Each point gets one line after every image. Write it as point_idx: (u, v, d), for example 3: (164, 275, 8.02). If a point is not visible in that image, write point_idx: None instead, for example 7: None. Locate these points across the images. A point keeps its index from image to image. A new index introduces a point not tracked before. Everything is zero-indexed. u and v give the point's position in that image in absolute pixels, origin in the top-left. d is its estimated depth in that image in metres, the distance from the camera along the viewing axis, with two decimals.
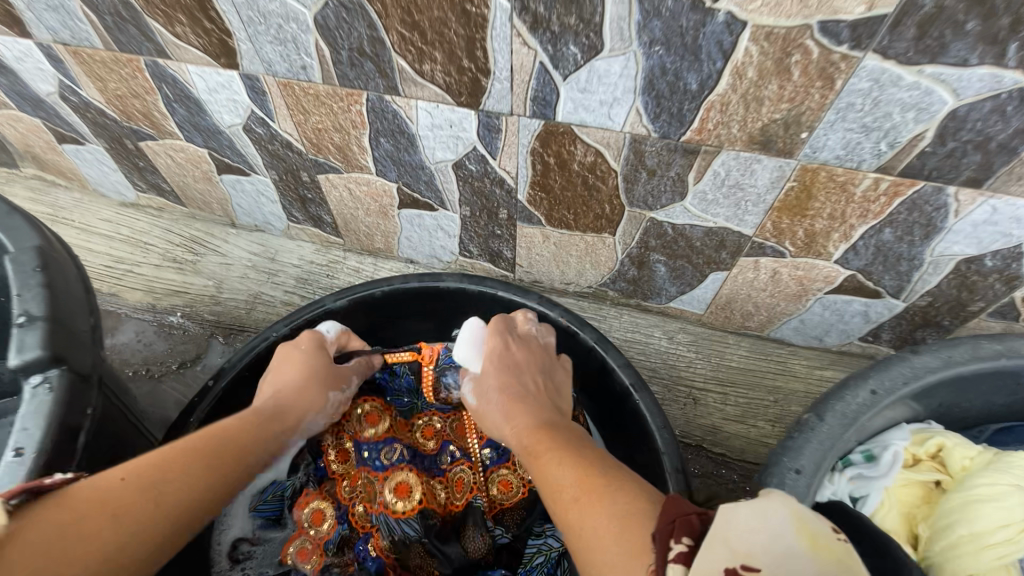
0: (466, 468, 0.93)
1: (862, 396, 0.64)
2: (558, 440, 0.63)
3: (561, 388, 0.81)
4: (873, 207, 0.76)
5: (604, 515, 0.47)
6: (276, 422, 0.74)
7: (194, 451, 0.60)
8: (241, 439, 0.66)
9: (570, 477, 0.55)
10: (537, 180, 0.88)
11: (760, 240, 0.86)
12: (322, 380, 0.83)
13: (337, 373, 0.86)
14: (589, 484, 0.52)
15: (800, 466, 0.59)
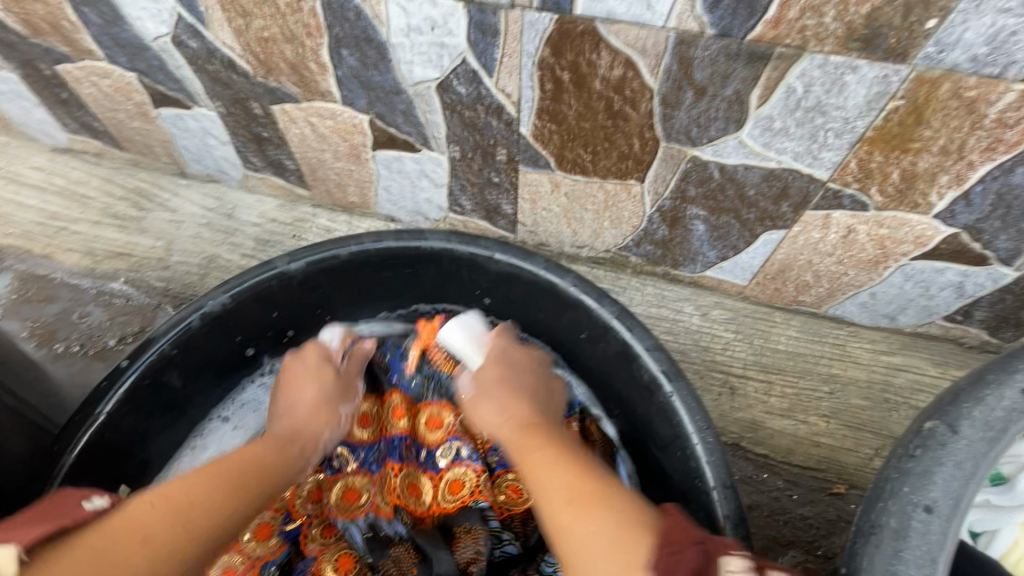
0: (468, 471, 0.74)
1: (1011, 396, 0.44)
2: (550, 439, 0.56)
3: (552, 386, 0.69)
4: (1007, 136, 0.55)
5: (595, 508, 0.46)
6: (297, 446, 0.64)
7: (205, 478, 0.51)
8: (275, 459, 0.59)
9: (567, 467, 0.51)
10: (546, 107, 0.67)
11: (838, 187, 0.66)
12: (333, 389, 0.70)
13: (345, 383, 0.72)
14: (581, 469, 0.50)
15: (931, 502, 0.41)
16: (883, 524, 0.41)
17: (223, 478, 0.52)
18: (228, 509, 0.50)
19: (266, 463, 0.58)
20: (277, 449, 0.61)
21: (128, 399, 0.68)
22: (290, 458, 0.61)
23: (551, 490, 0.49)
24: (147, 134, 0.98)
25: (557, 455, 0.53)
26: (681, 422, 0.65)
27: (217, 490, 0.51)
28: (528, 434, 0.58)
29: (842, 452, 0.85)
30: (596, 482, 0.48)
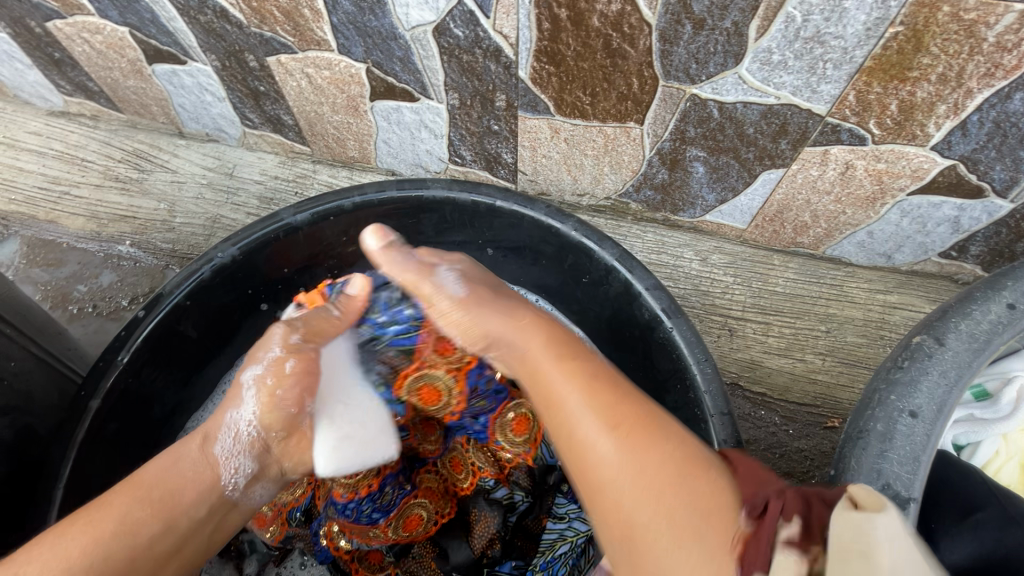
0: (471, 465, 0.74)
1: (995, 311, 0.47)
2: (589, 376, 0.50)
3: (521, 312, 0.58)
4: (1005, 61, 0.55)
5: (646, 451, 0.44)
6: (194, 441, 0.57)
7: (73, 527, 0.48)
8: (160, 470, 0.53)
9: (604, 398, 0.48)
10: (544, 47, 0.67)
11: (836, 121, 0.66)
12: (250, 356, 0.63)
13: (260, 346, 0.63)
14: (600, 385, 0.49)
15: (915, 408, 0.44)
16: (870, 429, 0.44)
17: (68, 523, 0.48)
18: (85, 539, 0.47)
19: (147, 479, 0.52)
20: (169, 458, 0.55)
21: (147, 346, 0.70)
22: (184, 458, 0.55)
23: (593, 435, 0.46)
24: (143, 92, 0.97)
25: (589, 368, 0.51)
26: (680, 356, 0.67)
27: (63, 532, 0.48)
28: (531, 337, 0.55)
29: (837, 389, 0.87)
30: (650, 427, 0.46)
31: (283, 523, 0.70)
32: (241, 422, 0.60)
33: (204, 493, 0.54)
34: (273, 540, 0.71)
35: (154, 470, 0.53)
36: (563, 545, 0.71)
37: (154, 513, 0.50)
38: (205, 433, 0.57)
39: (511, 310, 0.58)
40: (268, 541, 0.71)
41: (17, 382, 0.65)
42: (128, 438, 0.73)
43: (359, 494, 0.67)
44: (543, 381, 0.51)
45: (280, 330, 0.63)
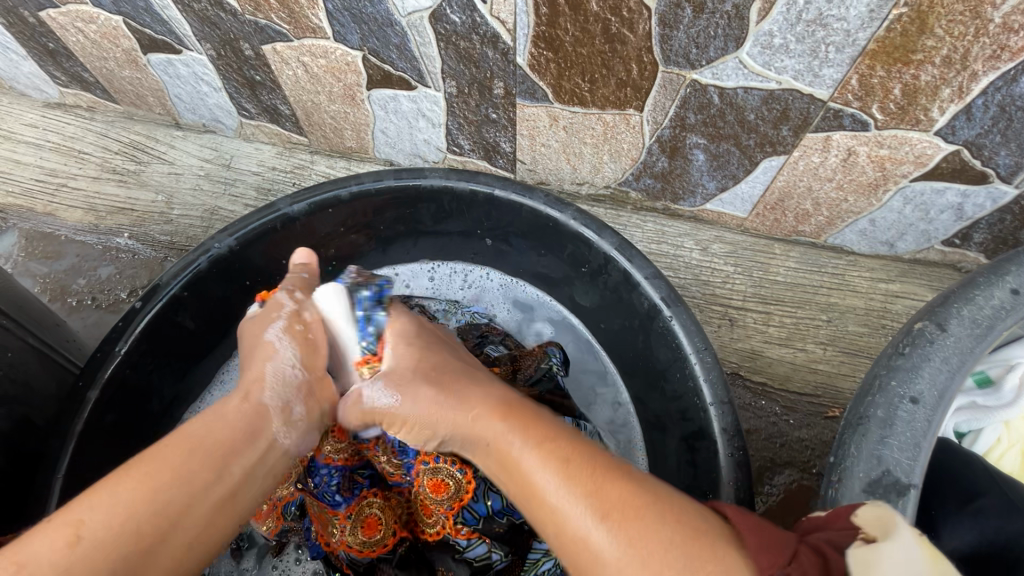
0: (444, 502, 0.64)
1: (998, 297, 0.46)
2: (562, 453, 0.43)
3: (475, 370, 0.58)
4: (1011, 42, 0.54)
5: (646, 533, 0.37)
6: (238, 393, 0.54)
7: (131, 469, 0.46)
8: (205, 424, 0.50)
9: (586, 478, 0.41)
10: (542, 32, 0.66)
11: (838, 106, 0.65)
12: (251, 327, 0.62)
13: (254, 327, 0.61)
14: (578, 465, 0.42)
15: (917, 394, 0.43)
16: (869, 416, 0.43)
17: (123, 471, 0.45)
18: (141, 485, 0.44)
19: (195, 428, 0.49)
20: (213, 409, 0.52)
21: (144, 337, 0.70)
22: (229, 408, 0.52)
23: (583, 521, 0.39)
24: (138, 83, 0.97)
25: (560, 446, 0.44)
26: (680, 345, 0.67)
27: (119, 479, 0.45)
28: (487, 422, 0.48)
29: (838, 378, 0.87)
30: (639, 499, 0.40)
31: (279, 518, 0.69)
32: (283, 374, 0.56)
33: (257, 432, 0.51)
34: (268, 532, 0.70)
35: (199, 423, 0.50)
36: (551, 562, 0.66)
37: (209, 459, 0.47)
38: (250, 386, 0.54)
39: (463, 400, 0.51)
40: (263, 534, 0.71)
41: (14, 372, 0.65)
42: (127, 429, 0.73)
43: (336, 462, 0.64)
44: (520, 477, 0.44)
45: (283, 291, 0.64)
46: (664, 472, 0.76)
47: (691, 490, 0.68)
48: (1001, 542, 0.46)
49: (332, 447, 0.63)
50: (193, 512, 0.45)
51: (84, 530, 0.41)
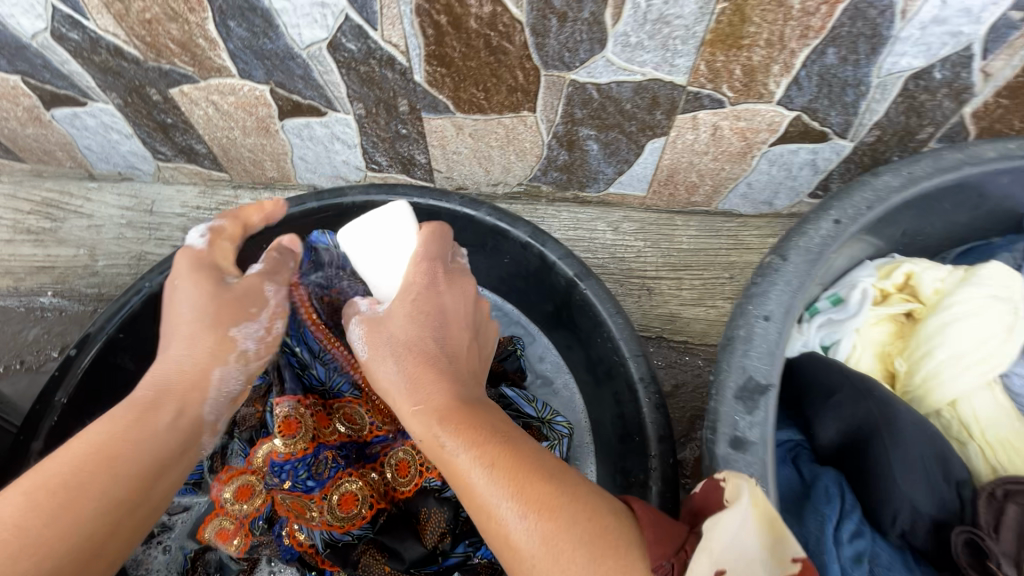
0: (407, 447, 0.72)
1: (825, 228, 0.57)
2: (493, 443, 0.45)
3: (455, 343, 0.59)
4: (813, 23, 0.65)
5: (559, 530, 0.40)
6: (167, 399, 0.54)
7: (50, 489, 0.44)
8: (135, 438, 0.50)
9: (512, 475, 0.43)
10: (432, 51, 0.73)
11: (696, 89, 0.75)
12: (220, 313, 0.60)
13: (237, 303, 0.61)
14: (500, 462, 0.44)
15: (768, 312, 0.53)
16: (735, 334, 0.52)
17: (43, 493, 0.44)
18: (66, 515, 0.43)
19: (128, 452, 0.49)
20: (144, 413, 0.52)
21: (83, 384, 0.71)
22: (162, 425, 0.52)
23: (508, 517, 0.41)
24: (44, 139, 0.97)
25: (489, 448, 0.45)
26: (596, 313, 0.75)
27: (40, 509, 0.43)
28: (428, 419, 0.49)
29: None
30: (561, 498, 0.42)
31: (247, 533, 0.70)
32: (226, 391, 0.59)
33: (184, 453, 0.53)
34: (238, 552, 0.70)
35: (131, 433, 0.50)
36: None
37: (140, 490, 0.48)
38: (182, 404, 0.54)
39: (417, 389, 0.53)
40: (235, 555, 0.71)
41: None
42: None
43: (296, 457, 0.66)
44: (449, 464, 0.46)
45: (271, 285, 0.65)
46: (604, 431, 0.83)
47: (625, 439, 0.75)
48: (857, 424, 0.55)
49: (285, 443, 0.65)
50: (130, 529, 0.47)
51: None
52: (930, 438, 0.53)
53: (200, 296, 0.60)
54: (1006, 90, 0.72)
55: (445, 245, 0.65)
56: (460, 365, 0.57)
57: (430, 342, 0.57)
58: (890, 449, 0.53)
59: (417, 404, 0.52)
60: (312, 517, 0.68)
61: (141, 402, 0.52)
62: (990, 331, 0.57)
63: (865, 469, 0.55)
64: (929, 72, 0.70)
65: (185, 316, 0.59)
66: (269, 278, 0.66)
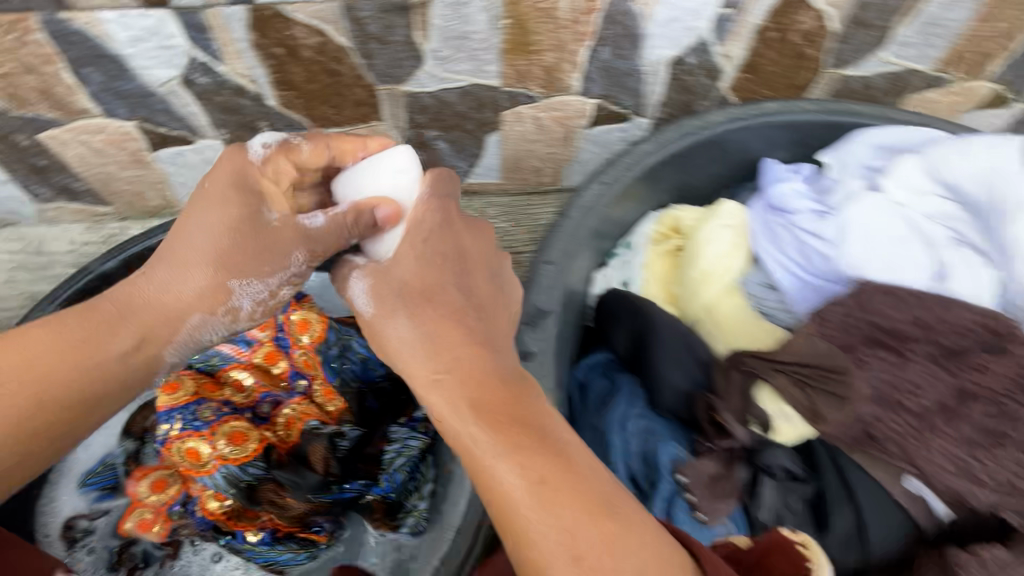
0: (295, 402, 0.79)
1: (597, 188, 0.73)
2: (546, 462, 0.47)
3: (480, 301, 0.59)
4: (582, 29, 0.82)
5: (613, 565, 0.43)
6: (128, 324, 0.60)
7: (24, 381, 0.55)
8: (90, 355, 0.58)
9: (570, 513, 0.45)
10: (278, 78, 0.84)
11: (510, 89, 0.91)
12: (223, 264, 0.60)
13: (257, 255, 0.61)
14: (553, 493, 0.46)
15: (551, 257, 0.69)
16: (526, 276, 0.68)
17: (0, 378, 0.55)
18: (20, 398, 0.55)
19: (74, 362, 0.57)
20: (103, 335, 0.59)
21: None
22: (110, 360, 0.59)
23: (556, 543, 0.44)
24: None
25: (536, 465, 0.47)
26: None
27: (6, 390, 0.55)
28: (460, 415, 0.51)
29: None
30: (620, 532, 0.45)
31: (166, 519, 0.78)
32: (199, 334, 0.63)
33: (130, 384, 0.61)
34: (162, 536, 0.78)
35: (94, 355, 0.58)
36: (401, 456, 0.78)
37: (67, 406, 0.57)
38: (143, 333, 0.60)
39: (450, 388, 0.53)
40: (158, 541, 0.79)
41: None
42: None
43: (182, 405, 0.74)
44: (489, 472, 0.48)
45: (301, 249, 0.62)
46: None
47: None
48: (634, 331, 0.71)
49: (170, 397, 0.74)
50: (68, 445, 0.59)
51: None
52: (673, 326, 0.69)
53: (219, 224, 0.60)
54: (745, 66, 0.92)
55: (452, 190, 0.64)
56: (477, 320, 0.57)
57: (449, 310, 0.57)
58: (655, 347, 0.69)
59: (450, 396, 0.52)
60: (206, 459, 0.71)
61: (103, 321, 0.59)
62: (730, 248, 0.74)
63: (641, 365, 0.71)
64: (682, 58, 0.89)
65: (201, 242, 0.60)
66: (305, 239, 0.62)
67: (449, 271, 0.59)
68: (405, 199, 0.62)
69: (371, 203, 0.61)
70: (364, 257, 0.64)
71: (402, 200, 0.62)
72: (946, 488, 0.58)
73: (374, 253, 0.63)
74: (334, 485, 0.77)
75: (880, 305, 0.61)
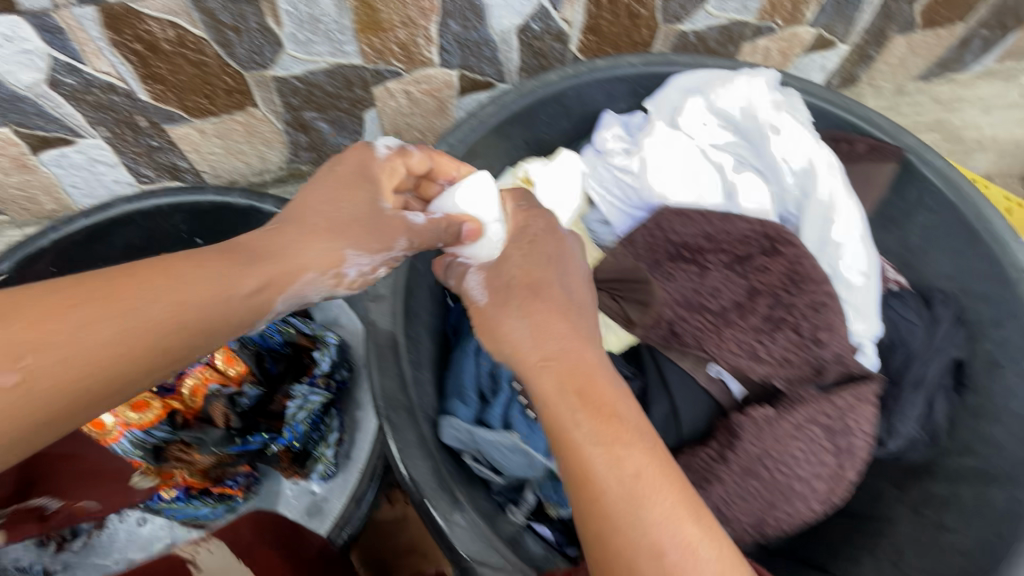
0: (196, 372, 0.83)
1: (443, 149, 0.81)
2: (645, 450, 0.46)
3: (580, 294, 0.59)
4: (427, 4, 0.87)
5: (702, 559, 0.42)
6: (241, 258, 0.53)
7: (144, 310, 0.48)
8: (201, 279, 0.50)
9: (658, 497, 0.44)
10: (144, 73, 0.88)
11: (373, 66, 0.97)
12: (361, 223, 0.60)
13: (377, 226, 0.61)
14: (648, 482, 0.45)
15: None
16: None
17: (77, 294, 0.46)
18: (107, 321, 0.46)
19: (238, 275, 0.52)
20: (203, 274, 0.51)
21: None
22: (234, 285, 0.52)
23: (659, 531, 0.43)
24: None
25: (638, 457, 0.45)
26: None
27: (86, 309, 0.46)
28: (566, 398, 0.49)
29: None
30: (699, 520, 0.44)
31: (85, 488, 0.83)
32: (305, 292, 0.58)
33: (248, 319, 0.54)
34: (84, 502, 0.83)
35: (199, 288, 0.50)
36: (302, 411, 0.85)
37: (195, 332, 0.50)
38: (269, 277, 0.54)
39: (546, 367, 0.51)
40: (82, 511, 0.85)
41: None
42: None
43: None
44: (586, 458, 0.46)
45: (405, 236, 0.63)
46: None
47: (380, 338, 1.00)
48: None
49: None
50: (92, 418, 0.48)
51: (27, 372, 0.43)
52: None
53: (342, 202, 0.61)
54: (587, 29, 1.01)
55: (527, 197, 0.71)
56: (578, 303, 0.57)
57: (557, 300, 0.56)
58: None
59: (551, 374, 0.50)
60: (110, 429, 0.78)
61: (231, 258, 0.53)
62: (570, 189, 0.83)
63: None
64: (529, 25, 0.96)
65: (324, 206, 0.59)
66: (409, 230, 0.64)
67: (570, 278, 0.60)
68: (487, 219, 0.67)
69: (461, 217, 0.67)
70: (466, 257, 0.67)
71: (485, 219, 0.67)
72: (731, 364, 0.70)
73: (472, 253, 0.66)
74: (237, 438, 0.83)
75: (674, 225, 0.75)
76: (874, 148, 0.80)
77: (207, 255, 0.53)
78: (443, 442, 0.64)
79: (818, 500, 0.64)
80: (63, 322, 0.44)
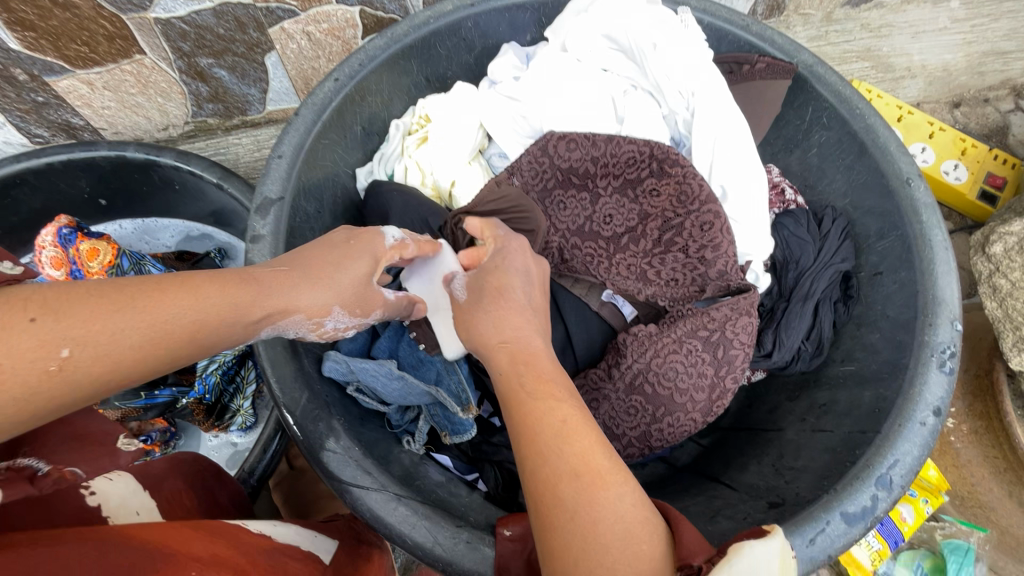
0: None
1: (329, 86, 0.76)
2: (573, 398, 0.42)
3: (515, 273, 0.56)
4: None
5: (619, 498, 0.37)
6: (257, 289, 0.46)
7: (180, 309, 0.41)
8: (230, 297, 0.44)
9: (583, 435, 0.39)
10: (8, 19, 0.82)
11: (263, 4, 0.91)
12: (362, 277, 0.53)
13: (366, 293, 0.54)
14: (568, 425, 0.40)
15: (282, 152, 0.71)
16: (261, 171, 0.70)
17: (128, 295, 0.39)
18: (139, 320, 0.39)
19: (242, 297, 0.45)
20: (227, 288, 0.45)
21: None
22: (243, 310, 0.45)
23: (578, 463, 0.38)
24: None
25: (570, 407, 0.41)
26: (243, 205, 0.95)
27: (109, 308, 0.38)
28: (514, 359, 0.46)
29: None
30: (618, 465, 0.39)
31: None
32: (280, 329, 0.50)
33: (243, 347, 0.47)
34: None
35: (222, 305, 0.43)
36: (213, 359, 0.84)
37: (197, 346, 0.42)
38: (281, 307, 0.47)
39: (504, 326, 0.49)
40: None
41: None
42: None
43: None
44: (521, 405, 0.42)
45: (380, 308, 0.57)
46: None
47: None
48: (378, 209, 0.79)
49: None
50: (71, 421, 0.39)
51: (69, 361, 0.36)
52: (417, 205, 0.78)
53: (349, 252, 0.53)
54: None
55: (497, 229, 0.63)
56: (528, 297, 0.54)
57: (517, 295, 0.53)
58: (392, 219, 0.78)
59: (504, 334, 0.49)
60: None
61: (247, 283, 0.46)
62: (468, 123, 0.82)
63: None
64: None
65: (330, 247, 0.53)
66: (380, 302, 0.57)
67: (533, 288, 0.56)
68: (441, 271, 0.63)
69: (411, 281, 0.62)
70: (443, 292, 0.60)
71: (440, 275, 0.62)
72: (621, 288, 0.73)
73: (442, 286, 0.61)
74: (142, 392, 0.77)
75: (559, 150, 0.74)
76: (769, 66, 0.77)
77: (227, 275, 0.46)
78: (323, 372, 0.64)
79: (698, 410, 0.67)
80: (107, 322, 0.37)
